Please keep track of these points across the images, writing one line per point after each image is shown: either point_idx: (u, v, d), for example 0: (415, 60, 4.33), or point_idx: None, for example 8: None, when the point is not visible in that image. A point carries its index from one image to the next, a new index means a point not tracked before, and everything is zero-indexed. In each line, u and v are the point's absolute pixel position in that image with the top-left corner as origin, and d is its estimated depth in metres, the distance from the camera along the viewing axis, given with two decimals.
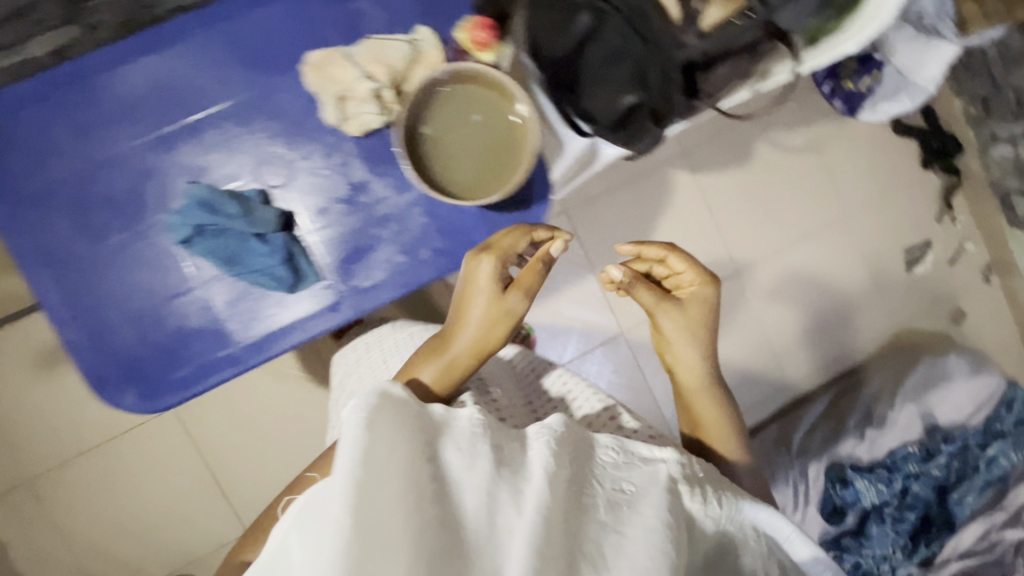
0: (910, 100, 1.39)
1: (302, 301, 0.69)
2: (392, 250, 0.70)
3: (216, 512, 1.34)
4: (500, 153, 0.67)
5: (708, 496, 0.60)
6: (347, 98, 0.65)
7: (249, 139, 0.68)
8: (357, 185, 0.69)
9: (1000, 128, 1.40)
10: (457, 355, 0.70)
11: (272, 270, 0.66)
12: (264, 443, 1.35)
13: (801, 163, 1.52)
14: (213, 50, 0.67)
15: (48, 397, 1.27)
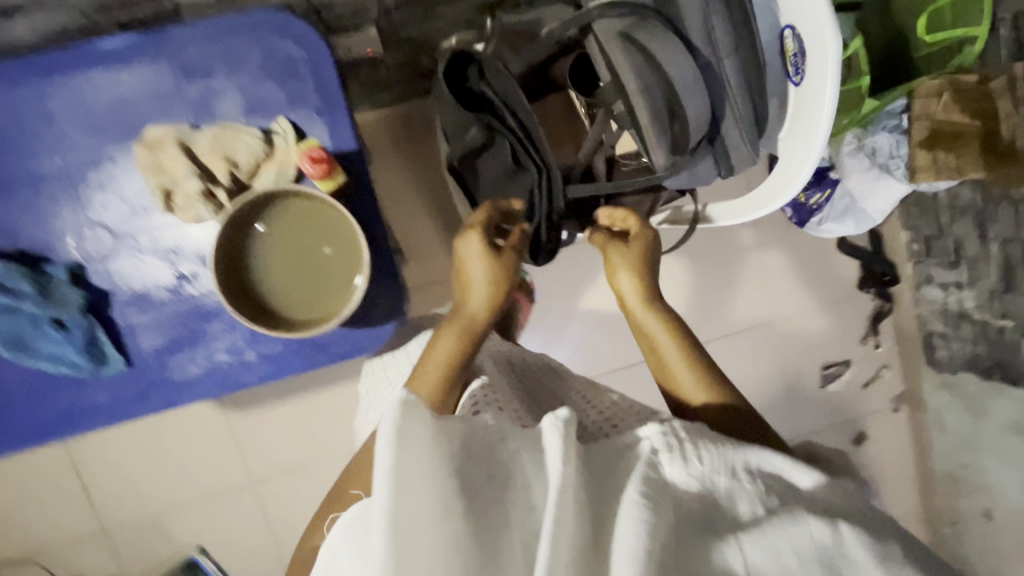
0: (855, 225, 1.33)
1: (96, 395, 0.68)
2: (193, 359, 0.68)
3: (81, 503, 1.32)
4: (330, 287, 0.63)
5: (689, 454, 0.50)
6: (168, 191, 0.63)
7: (65, 205, 0.65)
8: (168, 267, 0.66)
9: (937, 270, 1.40)
10: (475, 316, 0.72)
11: (70, 356, 0.65)
12: (137, 444, 1.31)
13: (746, 265, 1.47)
14: (40, 104, 0.63)
15: None
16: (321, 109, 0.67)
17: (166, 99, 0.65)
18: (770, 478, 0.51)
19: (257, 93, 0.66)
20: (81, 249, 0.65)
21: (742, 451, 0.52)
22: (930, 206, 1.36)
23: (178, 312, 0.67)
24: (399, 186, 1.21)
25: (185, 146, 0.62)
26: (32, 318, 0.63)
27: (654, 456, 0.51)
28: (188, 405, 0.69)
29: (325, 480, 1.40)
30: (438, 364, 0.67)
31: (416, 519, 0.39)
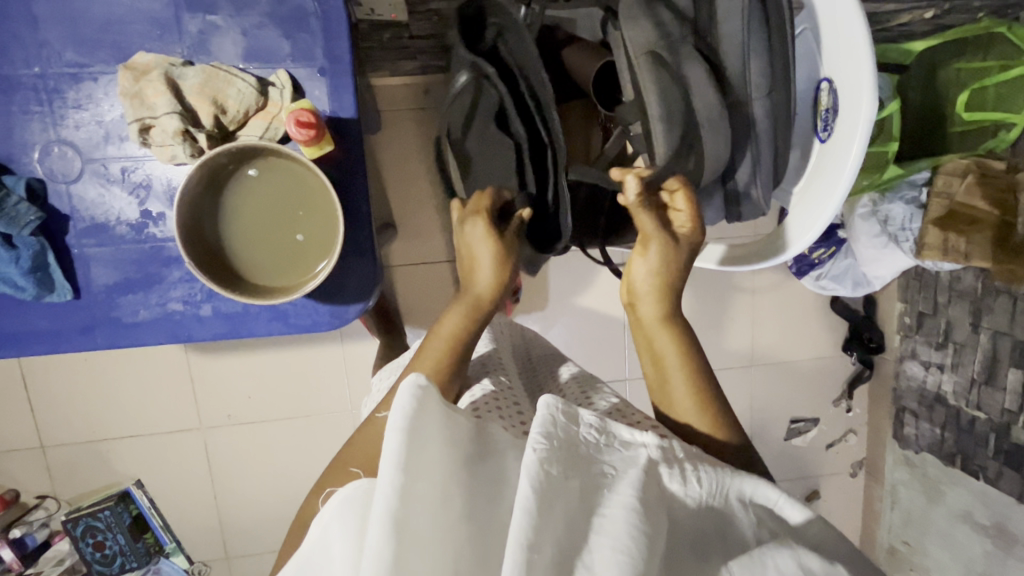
0: (851, 288, 1.31)
1: (36, 320, 0.65)
2: (143, 301, 0.65)
3: (23, 417, 1.29)
4: (299, 263, 0.60)
5: (689, 476, 0.52)
6: (150, 125, 0.58)
7: (35, 118, 0.61)
8: (133, 200, 0.63)
9: (922, 347, 1.39)
10: (480, 292, 0.67)
11: (14, 276, 0.61)
12: (90, 368, 1.28)
13: (737, 308, 1.44)
14: (28, 8, 0.59)
15: None
16: (326, 69, 0.63)
17: (164, 26, 0.61)
18: (757, 512, 0.53)
19: (258, 38, 0.62)
20: (45, 166, 0.62)
21: (739, 480, 0.53)
22: (929, 284, 1.34)
23: (135, 250, 0.64)
24: (401, 159, 1.17)
25: (170, 79, 0.58)
26: None
27: (654, 468, 0.52)
28: (132, 348, 0.66)
29: (275, 439, 1.38)
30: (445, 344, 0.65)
31: (417, 504, 0.43)
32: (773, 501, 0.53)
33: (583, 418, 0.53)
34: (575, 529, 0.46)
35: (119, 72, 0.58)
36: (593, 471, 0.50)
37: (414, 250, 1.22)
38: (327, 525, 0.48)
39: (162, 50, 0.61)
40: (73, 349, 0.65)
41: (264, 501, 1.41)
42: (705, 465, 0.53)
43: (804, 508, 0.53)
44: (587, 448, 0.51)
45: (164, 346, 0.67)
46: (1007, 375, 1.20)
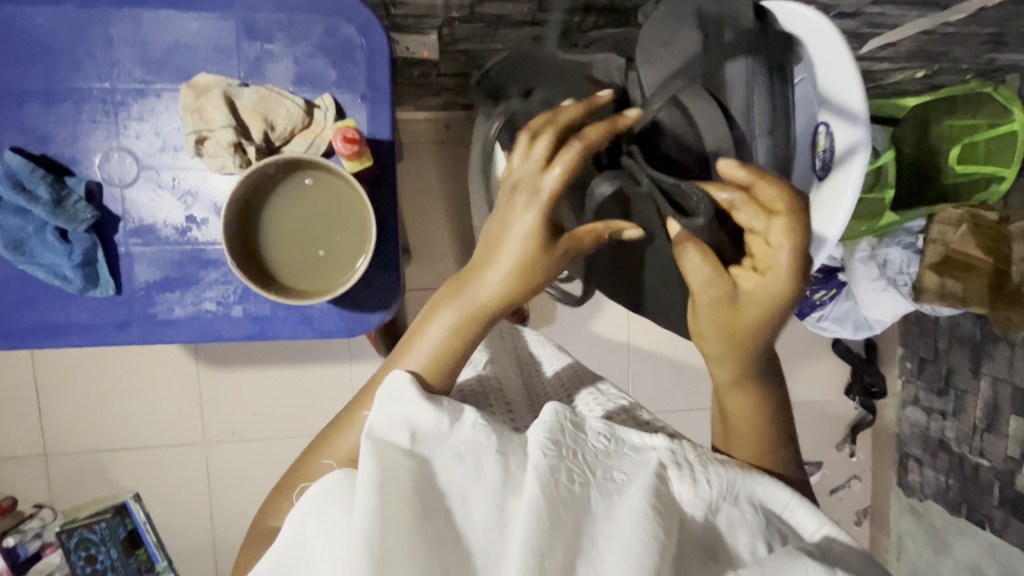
0: (852, 329, 1.33)
1: (76, 314, 0.68)
2: (181, 299, 0.68)
3: (32, 423, 1.30)
4: (322, 275, 0.64)
5: (700, 477, 0.53)
6: (205, 136, 0.63)
7: (99, 127, 0.66)
8: (182, 205, 0.68)
9: (924, 393, 1.40)
10: (483, 303, 0.60)
11: (63, 269, 0.65)
12: (103, 377, 1.31)
13: None
14: (104, 29, 0.66)
15: None
16: (366, 96, 0.69)
17: (223, 51, 0.67)
18: (765, 513, 0.55)
19: (308, 66, 0.68)
20: (104, 170, 0.67)
21: (751, 482, 0.54)
22: (929, 330, 1.37)
23: (179, 250, 0.68)
24: (421, 189, 1.23)
25: (228, 97, 0.63)
26: (35, 223, 0.64)
27: (664, 471, 0.53)
28: (164, 344, 0.69)
29: (278, 457, 1.38)
30: (435, 349, 0.60)
31: (405, 507, 0.46)
32: (783, 503, 0.56)
33: (590, 425, 0.55)
34: (584, 532, 0.48)
35: (182, 89, 0.64)
36: (603, 473, 0.52)
37: (428, 275, 1.26)
38: (304, 520, 0.49)
39: (222, 72, 0.67)
40: (107, 344, 0.68)
41: None
42: (713, 467, 0.54)
43: (814, 510, 0.55)
44: (596, 454, 0.53)
45: (193, 344, 0.70)
46: (1008, 421, 1.21)
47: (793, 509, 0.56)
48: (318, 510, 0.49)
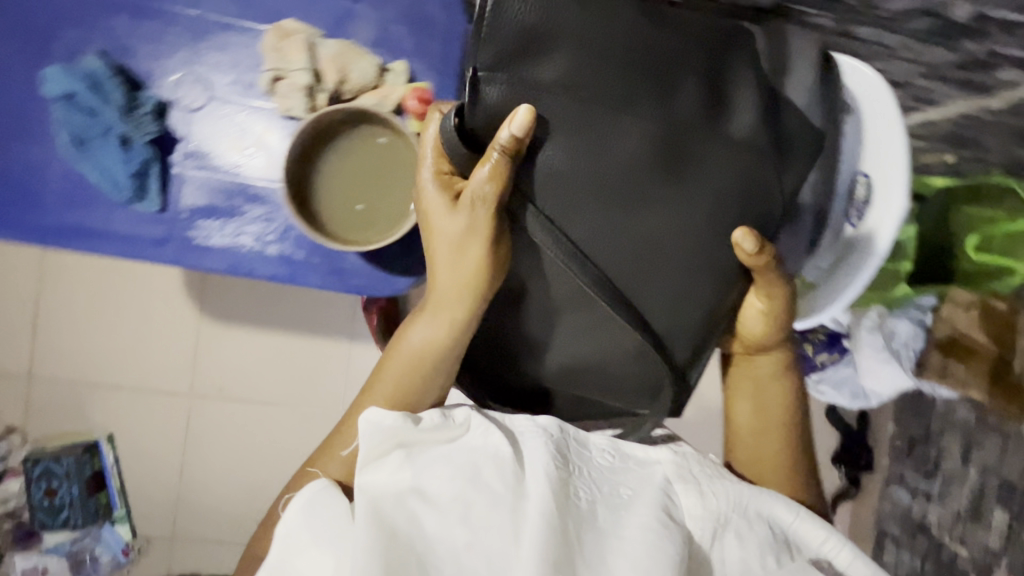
0: (850, 397, 1.34)
1: (120, 225, 0.69)
2: (226, 227, 0.70)
3: (23, 344, 1.29)
4: (357, 229, 0.65)
5: (705, 489, 0.55)
6: (280, 76, 0.67)
7: (182, 50, 0.69)
8: (247, 138, 0.70)
9: (911, 473, 1.40)
10: (440, 325, 0.62)
11: (117, 178, 0.66)
12: (105, 311, 1.30)
13: None
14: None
15: None
16: (439, 69, 0.72)
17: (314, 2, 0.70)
18: (770, 524, 0.56)
19: (390, 31, 0.71)
20: (178, 91, 0.69)
21: (756, 497, 0.57)
22: (925, 410, 1.38)
23: (235, 180, 0.70)
24: None
25: (312, 43, 0.67)
26: (99, 129, 0.64)
27: (669, 489, 0.55)
28: (199, 269, 0.70)
29: (261, 424, 1.36)
30: (404, 367, 0.63)
31: (422, 519, 0.47)
32: (789, 517, 0.57)
33: (594, 443, 0.59)
34: (598, 547, 0.48)
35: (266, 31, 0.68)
36: (610, 485, 0.54)
37: None
38: (288, 525, 0.50)
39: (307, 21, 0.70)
40: (140, 259, 0.69)
41: (231, 488, 1.36)
42: (715, 478, 0.57)
43: (817, 523, 0.57)
44: (601, 471, 0.56)
45: (225, 275, 0.71)
46: (993, 514, 1.23)
47: (799, 523, 0.57)
48: (303, 510, 0.51)
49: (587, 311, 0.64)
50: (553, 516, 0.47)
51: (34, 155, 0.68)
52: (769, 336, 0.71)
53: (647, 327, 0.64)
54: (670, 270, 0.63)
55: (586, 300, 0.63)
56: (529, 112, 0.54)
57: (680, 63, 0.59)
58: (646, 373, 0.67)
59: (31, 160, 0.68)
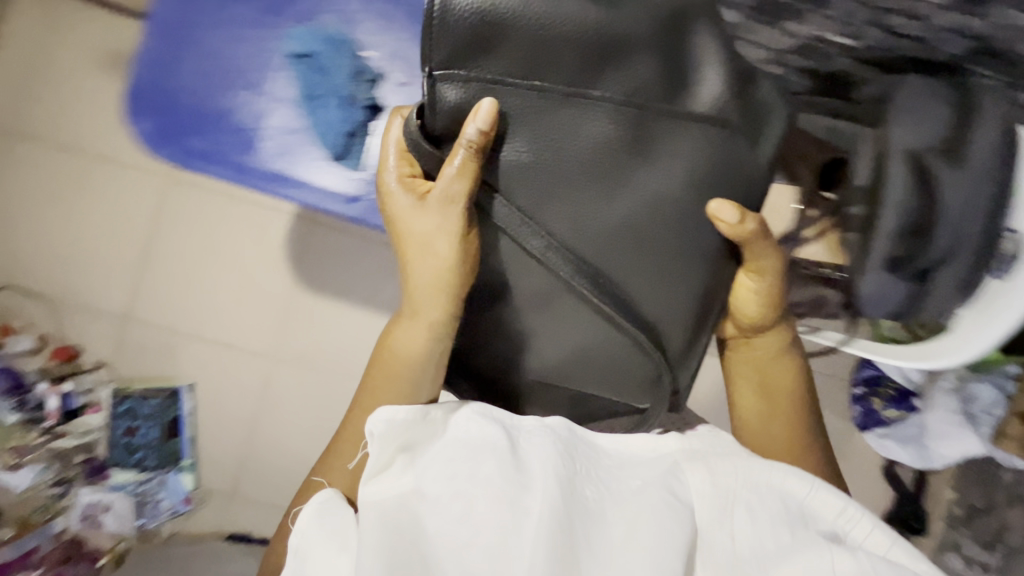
0: (915, 457, 1.35)
1: (320, 178, 0.89)
2: None
3: (124, 284, 1.34)
4: None
5: (715, 470, 0.64)
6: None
7: (398, 57, 0.90)
8: None
9: (966, 542, 1.40)
10: (422, 316, 0.72)
11: (336, 143, 0.89)
12: (206, 264, 1.35)
13: None
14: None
15: (88, 104, 1.30)
16: None
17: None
18: (782, 499, 0.63)
19: None
20: (391, 87, 0.90)
21: (771, 477, 0.64)
22: (990, 480, 1.37)
23: None
24: None
25: None
26: (335, 105, 0.89)
27: (680, 472, 0.64)
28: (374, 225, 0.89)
29: (332, 396, 1.37)
30: (402, 365, 0.73)
31: (432, 509, 0.57)
32: (802, 491, 0.64)
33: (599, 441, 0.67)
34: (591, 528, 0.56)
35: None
36: (618, 480, 0.63)
37: None
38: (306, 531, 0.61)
39: None
40: (334, 210, 0.87)
41: (293, 456, 1.37)
42: (727, 463, 0.65)
43: (836, 496, 0.63)
44: (607, 465, 0.64)
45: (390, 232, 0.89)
46: None
47: (814, 495, 0.63)
48: (323, 514, 0.62)
49: (570, 295, 0.69)
50: (555, 507, 0.55)
51: (269, 109, 0.89)
52: (767, 311, 0.78)
53: (636, 313, 0.69)
54: (655, 252, 0.68)
55: (565, 287, 0.68)
56: (492, 106, 0.61)
57: (630, 48, 0.64)
58: (626, 362, 0.70)
59: (268, 113, 0.89)
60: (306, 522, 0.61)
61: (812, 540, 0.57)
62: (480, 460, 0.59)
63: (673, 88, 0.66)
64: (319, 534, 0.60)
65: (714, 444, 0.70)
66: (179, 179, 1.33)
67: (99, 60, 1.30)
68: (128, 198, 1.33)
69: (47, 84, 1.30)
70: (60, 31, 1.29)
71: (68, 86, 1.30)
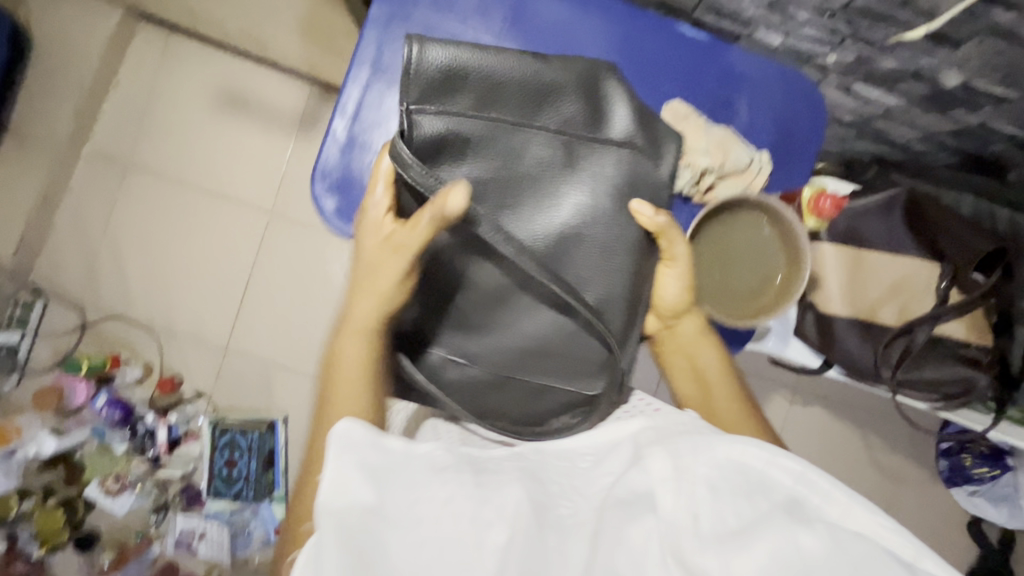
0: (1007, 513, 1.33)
1: None
2: None
3: (225, 314, 1.37)
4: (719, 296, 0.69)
5: (675, 450, 0.50)
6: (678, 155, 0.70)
7: None
8: None
9: None
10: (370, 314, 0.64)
11: None
12: (304, 296, 1.38)
13: (884, 485, 1.47)
14: (610, 37, 0.72)
15: (210, 143, 1.37)
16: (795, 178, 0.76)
17: (698, 84, 0.73)
18: (741, 473, 0.48)
19: (761, 126, 0.73)
20: None
21: (719, 446, 0.50)
22: None
23: None
24: None
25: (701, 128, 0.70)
26: None
27: (639, 457, 0.51)
28: None
29: None
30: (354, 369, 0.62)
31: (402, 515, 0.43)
32: (757, 460, 0.49)
33: (575, 453, 0.58)
34: (550, 524, 0.45)
35: (661, 108, 0.71)
36: (596, 477, 0.53)
37: None
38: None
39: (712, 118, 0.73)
40: None
41: None
42: (686, 442, 0.51)
43: (789, 456, 0.49)
44: (575, 469, 0.54)
45: None
46: None
47: (772, 463, 0.49)
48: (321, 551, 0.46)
49: (519, 291, 0.67)
50: (529, 522, 0.43)
51: None
52: (686, 298, 0.67)
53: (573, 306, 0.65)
54: (601, 263, 0.64)
55: (512, 291, 0.67)
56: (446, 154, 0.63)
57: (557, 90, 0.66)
58: (557, 360, 0.67)
59: None
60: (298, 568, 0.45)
61: (780, 510, 0.44)
62: (443, 481, 0.46)
63: (605, 106, 0.66)
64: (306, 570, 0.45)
65: (676, 424, 0.56)
66: (281, 214, 1.38)
67: (212, 99, 1.36)
68: (232, 231, 1.37)
69: (170, 121, 1.35)
70: (186, 72, 1.34)
71: (181, 123, 1.35)
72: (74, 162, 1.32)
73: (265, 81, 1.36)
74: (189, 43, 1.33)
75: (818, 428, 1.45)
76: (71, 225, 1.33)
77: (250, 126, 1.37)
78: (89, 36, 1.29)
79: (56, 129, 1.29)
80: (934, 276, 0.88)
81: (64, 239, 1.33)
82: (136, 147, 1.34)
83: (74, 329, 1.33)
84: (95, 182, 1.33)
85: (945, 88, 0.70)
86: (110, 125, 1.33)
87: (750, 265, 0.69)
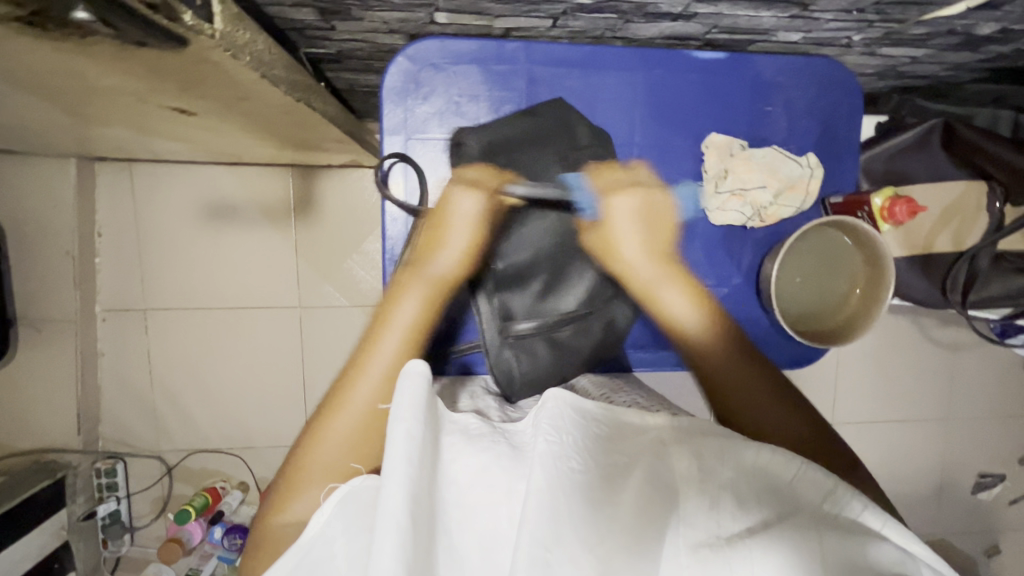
0: None
1: None
2: None
3: (297, 414, 1.37)
4: (801, 303, 0.74)
5: (708, 458, 0.48)
6: (737, 196, 0.71)
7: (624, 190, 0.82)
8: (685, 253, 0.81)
9: None
10: (441, 278, 0.61)
11: None
12: None
13: (964, 364, 1.49)
14: (634, 92, 0.71)
15: (211, 259, 1.31)
16: (845, 156, 0.76)
17: (731, 110, 0.72)
18: (761, 483, 0.47)
19: (797, 126, 0.73)
20: None
21: (748, 454, 0.48)
22: None
23: None
24: None
25: (745, 153, 0.71)
26: None
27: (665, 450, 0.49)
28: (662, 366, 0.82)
29: None
30: (404, 335, 0.57)
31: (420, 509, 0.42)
32: (789, 472, 0.48)
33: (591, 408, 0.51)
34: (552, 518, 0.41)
35: (704, 150, 0.71)
36: (602, 454, 0.48)
37: None
38: (326, 522, 0.46)
39: (750, 138, 0.73)
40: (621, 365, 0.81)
41: None
42: (717, 441, 0.49)
43: (821, 471, 0.48)
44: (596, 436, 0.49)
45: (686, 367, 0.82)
46: None
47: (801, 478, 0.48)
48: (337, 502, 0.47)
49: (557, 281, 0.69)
50: (539, 487, 0.42)
51: None
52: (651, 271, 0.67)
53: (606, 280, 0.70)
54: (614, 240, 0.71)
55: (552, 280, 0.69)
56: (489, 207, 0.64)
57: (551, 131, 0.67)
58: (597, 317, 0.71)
59: None
60: (328, 516, 0.46)
61: (801, 529, 0.44)
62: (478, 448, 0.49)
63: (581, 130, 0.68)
64: (343, 521, 0.47)
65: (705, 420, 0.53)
66: (311, 303, 1.33)
67: (198, 216, 1.29)
68: (269, 335, 1.34)
69: (166, 251, 1.30)
70: (163, 197, 1.29)
71: (178, 251, 1.30)
72: (95, 324, 1.30)
73: (244, 181, 1.29)
74: (158, 168, 1.27)
75: (902, 332, 1.45)
76: (116, 381, 1.33)
77: (245, 230, 1.30)
78: (53, 200, 1.22)
79: (63, 302, 1.26)
80: (984, 195, 0.85)
81: (115, 395, 1.34)
82: (145, 290, 1.31)
83: (162, 476, 1.36)
84: (121, 334, 1.32)
85: (979, 35, 0.67)
86: (114, 274, 1.30)
87: (828, 272, 0.73)
